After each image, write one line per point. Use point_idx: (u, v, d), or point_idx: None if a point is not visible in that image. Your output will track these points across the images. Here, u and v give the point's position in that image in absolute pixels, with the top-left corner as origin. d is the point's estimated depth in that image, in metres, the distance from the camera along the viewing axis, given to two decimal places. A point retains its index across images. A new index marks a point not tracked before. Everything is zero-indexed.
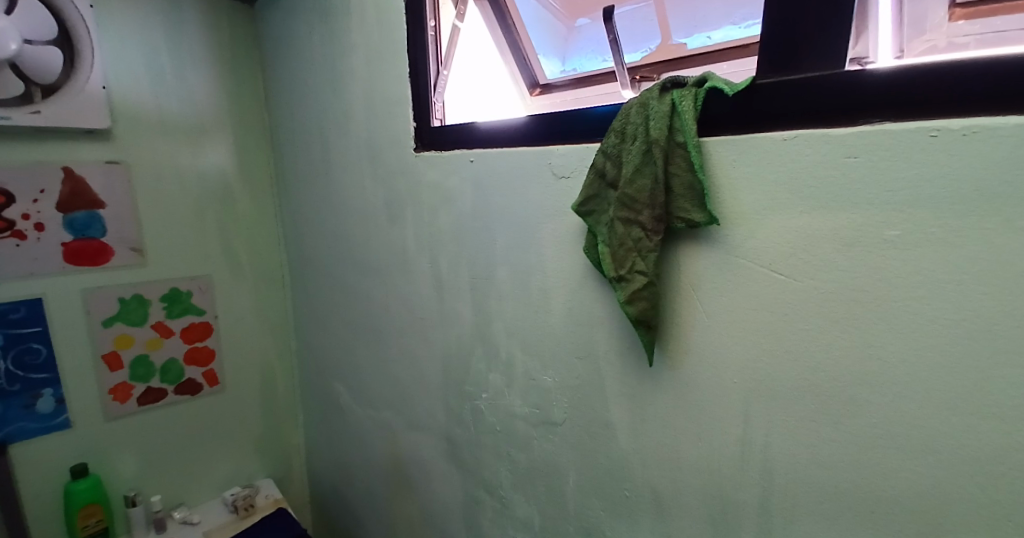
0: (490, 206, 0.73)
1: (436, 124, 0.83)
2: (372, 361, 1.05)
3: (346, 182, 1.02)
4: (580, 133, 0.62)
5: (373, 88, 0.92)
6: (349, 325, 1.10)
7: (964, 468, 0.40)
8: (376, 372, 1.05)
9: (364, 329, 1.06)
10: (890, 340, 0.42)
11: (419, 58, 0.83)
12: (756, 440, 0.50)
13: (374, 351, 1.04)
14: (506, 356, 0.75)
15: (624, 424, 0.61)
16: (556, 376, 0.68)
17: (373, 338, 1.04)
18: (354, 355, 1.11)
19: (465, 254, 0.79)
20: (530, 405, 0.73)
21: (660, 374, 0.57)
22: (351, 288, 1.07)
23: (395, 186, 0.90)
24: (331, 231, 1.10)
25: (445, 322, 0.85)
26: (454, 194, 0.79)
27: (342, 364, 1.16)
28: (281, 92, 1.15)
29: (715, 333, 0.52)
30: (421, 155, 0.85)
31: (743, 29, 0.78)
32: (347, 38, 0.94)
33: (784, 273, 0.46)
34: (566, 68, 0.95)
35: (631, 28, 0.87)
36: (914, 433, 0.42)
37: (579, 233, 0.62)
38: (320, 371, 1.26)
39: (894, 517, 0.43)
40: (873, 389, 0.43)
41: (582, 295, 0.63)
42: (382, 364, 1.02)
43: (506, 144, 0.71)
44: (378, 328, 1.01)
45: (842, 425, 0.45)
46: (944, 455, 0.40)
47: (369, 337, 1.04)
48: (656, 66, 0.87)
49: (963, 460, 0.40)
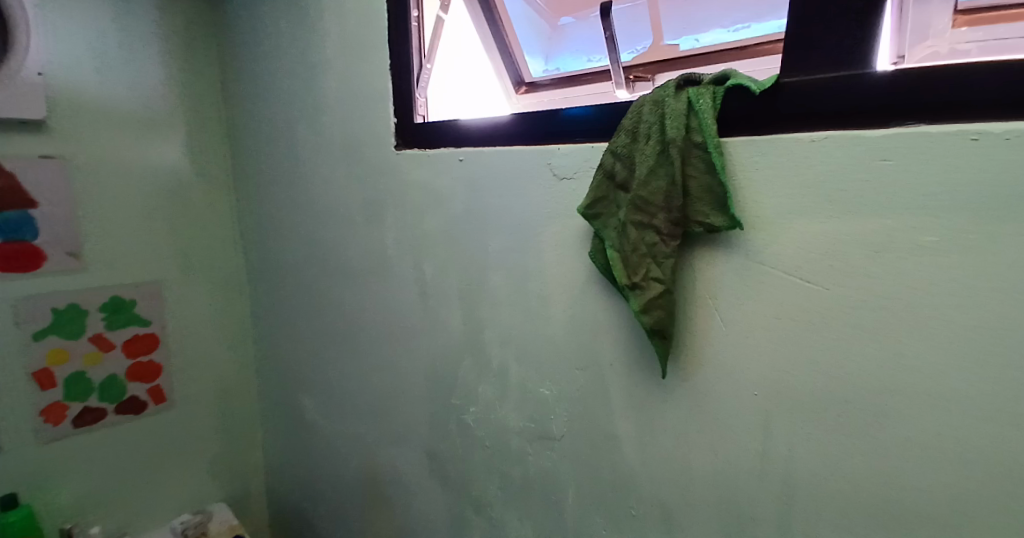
0: (484, 207, 0.69)
1: (419, 121, 0.79)
2: (345, 373, 0.98)
3: (318, 182, 0.95)
4: (583, 132, 0.59)
5: (350, 80, 0.85)
6: (318, 334, 1.03)
7: (994, 478, 0.39)
8: (349, 385, 0.98)
9: (336, 338, 0.99)
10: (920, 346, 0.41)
11: (402, 51, 0.79)
12: (776, 451, 0.48)
13: (347, 361, 0.97)
14: (499, 366, 0.71)
15: (630, 438, 0.58)
16: (554, 387, 0.64)
17: (347, 348, 0.97)
18: (325, 367, 1.03)
19: (455, 257, 0.74)
20: (525, 418, 0.69)
21: (672, 384, 0.53)
22: (322, 295, 1.00)
23: (375, 185, 0.84)
24: (299, 234, 1.02)
25: (430, 330, 0.80)
26: (441, 194, 0.75)
27: (310, 377, 1.08)
28: (244, 83, 1.07)
29: (733, 342, 0.49)
30: (402, 153, 0.80)
31: (732, 33, 0.77)
32: (320, 27, 0.88)
33: (811, 281, 0.44)
34: (549, 67, 0.92)
35: (627, 28, 0.85)
36: (947, 446, 0.40)
37: (584, 236, 0.59)
38: (285, 383, 1.17)
39: (922, 530, 0.42)
40: (907, 395, 0.41)
41: (586, 300, 0.59)
42: (357, 375, 0.96)
43: (502, 141, 0.68)
44: (353, 337, 0.95)
45: (870, 438, 0.43)
46: (977, 466, 0.39)
47: (342, 346, 0.97)
48: (648, 66, 0.82)
49: (996, 470, 0.38)
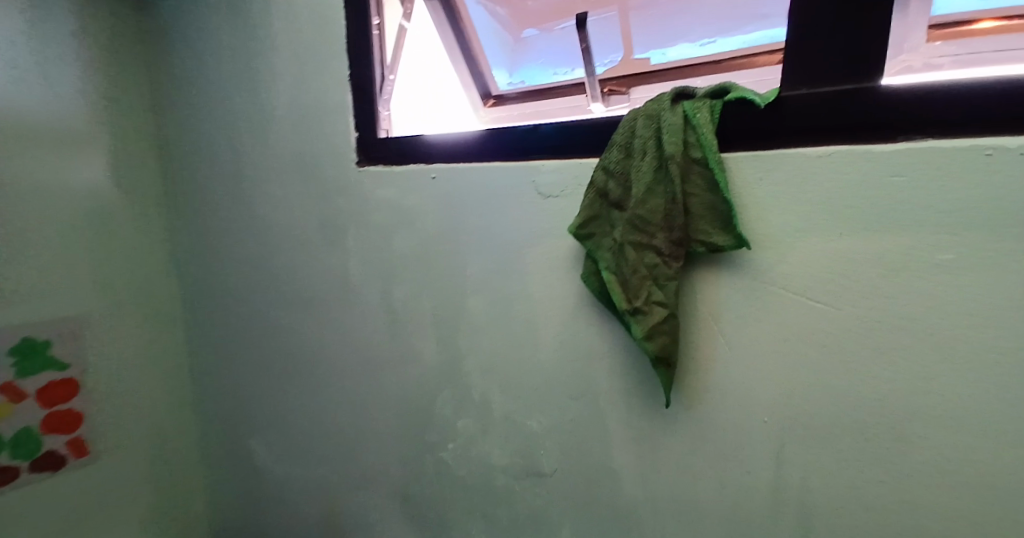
0: (462, 227, 0.64)
1: (382, 136, 0.73)
2: (302, 411, 0.89)
3: (267, 202, 0.86)
4: (571, 148, 0.56)
5: (304, 92, 0.79)
6: (270, 369, 0.93)
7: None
8: (307, 423, 0.89)
9: (291, 372, 0.90)
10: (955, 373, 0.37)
11: (362, 61, 0.73)
12: (791, 481, 0.45)
13: (304, 398, 0.89)
14: (480, 399, 0.65)
15: (630, 472, 0.54)
16: (544, 420, 0.60)
17: (303, 383, 0.88)
18: (279, 405, 0.94)
19: (429, 281, 0.68)
20: (511, 454, 0.63)
21: (678, 412, 0.50)
22: (274, 326, 0.91)
23: (335, 205, 0.78)
24: (245, 258, 0.92)
25: (401, 362, 0.73)
26: (412, 215, 0.69)
27: (261, 416, 0.98)
28: (179, 95, 0.97)
29: (741, 367, 0.47)
30: (364, 170, 0.74)
31: (699, 48, 0.76)
32: (268, 34, 0.81)
33: (823, 301, 0.42)
34: (514, 80, 0.88)
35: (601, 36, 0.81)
36: (975, 476, 0.37)
37: (577, 256, 0.56)
38: (231, 424, 1.05)
39: None
40: (939, 426, 0.38)
41: (581, 325, 0.56)
42: (316, 412, 0.87)
43: (480, 157, 0.63)
44: (311, 370, 0.86)
45: (890, 467, 0.41)
46: (1007, 497, 0.37)
47: (299, 382, 0.89)
48: (621, 80, 0.79)
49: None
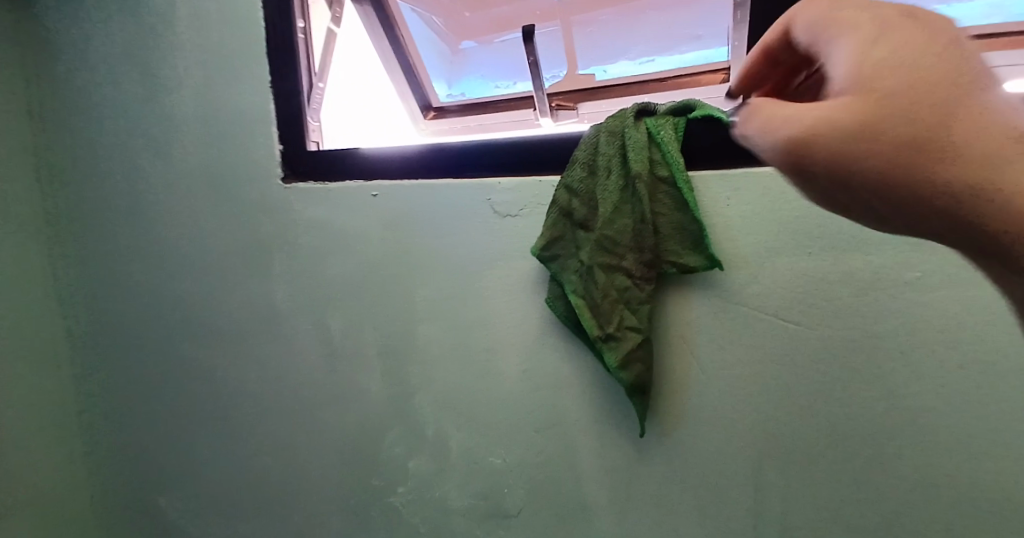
0: (409, 250, 0.59)
1: (313, 149, 0.66)
2: (216, 465, 0.77)
3: (172, 224, 0.75)
4: (529, 164, 0.53)
5: (218, 99, 0.70)
6: (172, 419, 0.80)
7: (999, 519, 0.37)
8: (222, 477, 0.77)
9: (201, 420, 0.77)
10: (925, 385, 0.38)
11: (287, 67, 0.66)
12: (772, 504, 0.44)
13: (219, 449, 0.76)
14: (435, 437, 0.60)
15: (604, 506, 0.51)
16: (508, 456, 0.55)
17: (216, 432, 0.76)
18: (186, 459, 0.80)
19: (373, 309, 0.62)
20: (472, 496, 0.58)
21: (654, 440, 0.48)
22: (178, 367, 0.78)
23: (258, 226, 0.69)
24: (143, 289, 0.79)
25: (341, 400, 0.65)
26: (351, 237, 0.63)
27: (159, 474, 0.83)
28: (54, 98, 0.82)
29: (716, 391, 0.45)
30: (292, 187, 0.66)
31: (637, 66, 0.76)
32: (174, 33, 0.71)
33: (796, 322, 0.42)
34: (453, 91, 0.85)
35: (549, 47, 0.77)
36: (949, 487, 0.38)
37: (539, 279, 0.52)
38: (118, 491, 0.88)
39: None
40: (914, 438, 0.39)
41: (547, 352, 0.52)
42: (233, 465, 0.75)
43: (427, 174, 0.58)
44: (225, 417, 0.74)
45: (868, 484, 0.41)
46: (978, 506, 0.38)
47: (211, 431, 0.76)
48: (568, 94, 0.75)
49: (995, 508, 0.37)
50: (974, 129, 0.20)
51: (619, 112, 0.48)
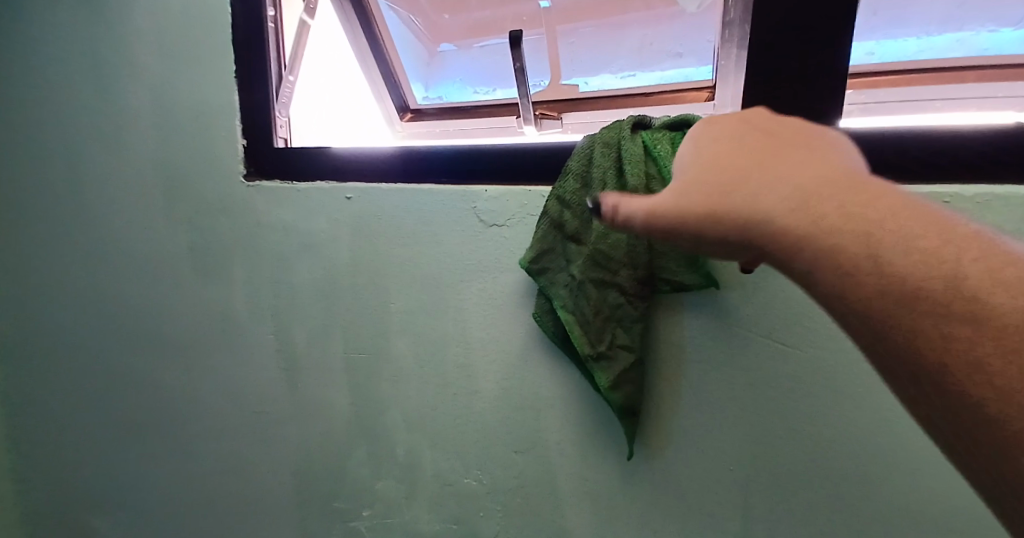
0: (384, 257, 0.56)
1: (280, 145, 0.62)
2: (149, 489, 0.69)
3: (114, 220, 0.68)
4: (517, 172, 0.51)
5: (174, 86, 0.64)
6: (98, 438, 0.71)
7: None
8: (156, 503, 0.69)
9: (130, 438, 0.69)
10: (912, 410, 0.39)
11: (255, 56, 0.61)
12: (759, 527, 0.43)
13: (153, 472, 0.69)
14: (406, 457, 0.56)
15: (585, 531, 0.49)
16: (485, 478, 0.52)
17: (152, 451, 0.68)
18: (111, 485, 0.71)
19: (342, 319, 0.58)
20: (444, 520, 0.55)
21: (641, 462, 0.46)
22: (109, 379, 0.69)
23: (215, 226, 0.63)
24: (71, 291, 0.71)
25: (301, 417, 0.60)
26: (320, 241, 0.58)
27: (74, 502, 0.73)
28: None
29: (706, 413, 0.44)
30: (255, 184, 0.61)
31: (619, 80, 0.75)
32: (128, 12, 0.65)
33: (789, 343, 0.41)
34: (430, 95, 0.82)
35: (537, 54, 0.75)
36: (933, 509, 0.39)
37: (525, 293, 0.50)
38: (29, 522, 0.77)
39: None
40: (903, 459, 0.39)
41: (531, 368, 0.50)
42: (169, 487, 0.68)
43: (405, 178, 0.55)
44: (164, 434, 0.67)
45: (856, 508, 0.41)
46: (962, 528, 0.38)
47: (146, 452, 0.69)
48: (552, 105, 0.74)
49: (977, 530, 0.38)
50: (755, 185, 0.25)
51: (616, 123, 0.46)
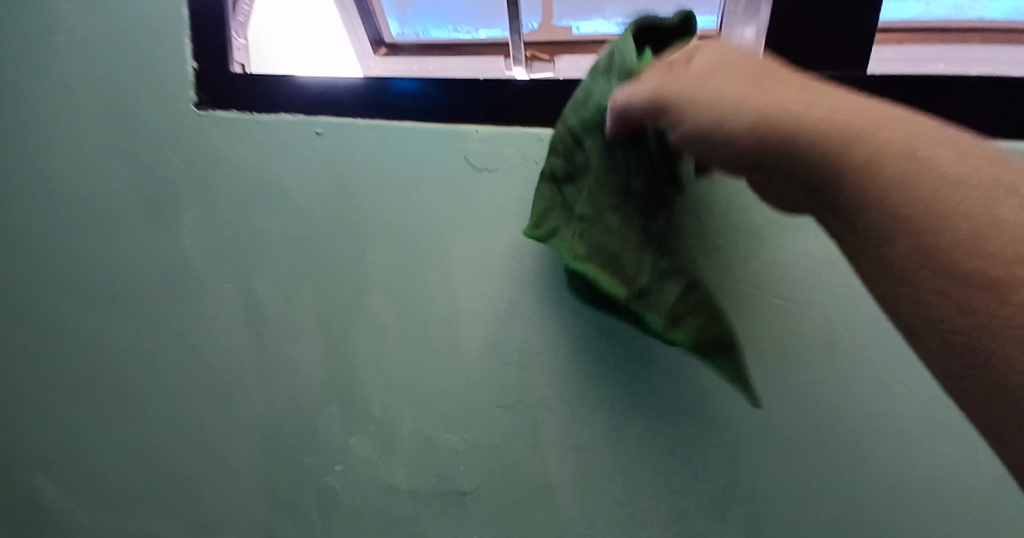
0: (359, 201, 0.51)
1: (238, 71, 0.55)
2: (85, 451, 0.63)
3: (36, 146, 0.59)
4: (511, 114, 0.48)
5: None
6: (22, 392, 0.63)
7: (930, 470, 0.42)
8: (93, 467, 0.63)
9: (61, 395, 0.62)
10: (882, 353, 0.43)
11: None
12: (743, 474, 0.45)
13: (91, 431, 0.62)
14: (381, 411, 0.53)
15: (569, 484, 0.48)
16: (467, 432, 0.51)
17: (88, 410, 0.62)
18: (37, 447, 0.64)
19: (313, 266, 0.53)
20: (421, 475, 0.53)
21: (632, 412, 0.46)
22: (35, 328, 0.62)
23: (163, 158, 0.56)
24: None
25: (265, 370, 0.56)
26: (286, 180, 0.53)
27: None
28: None
29: (698, 368, 0.45)
30: (208, 113, 0.55)
31: (610, 25, 0.70)
32: None
33: (782, 298, 0.43)
34: (405, 31, 0.75)
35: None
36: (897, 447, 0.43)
37: (518, 242, 0.48)
38: None
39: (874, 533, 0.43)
40: (873, 398, 0.43)
41: (522, 320, 0.48)
42: (110, 446, 0.62)
43: (387, 115, 0.51)
44: (104, 391, 0.61)
45: (828, 450, 0.44)
46: (917, 463, 0.42)
47: (81, 409, 0.62)
48: (543, 46, 0.68)
49: (926, 464, 0.42)
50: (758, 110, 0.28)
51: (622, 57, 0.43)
